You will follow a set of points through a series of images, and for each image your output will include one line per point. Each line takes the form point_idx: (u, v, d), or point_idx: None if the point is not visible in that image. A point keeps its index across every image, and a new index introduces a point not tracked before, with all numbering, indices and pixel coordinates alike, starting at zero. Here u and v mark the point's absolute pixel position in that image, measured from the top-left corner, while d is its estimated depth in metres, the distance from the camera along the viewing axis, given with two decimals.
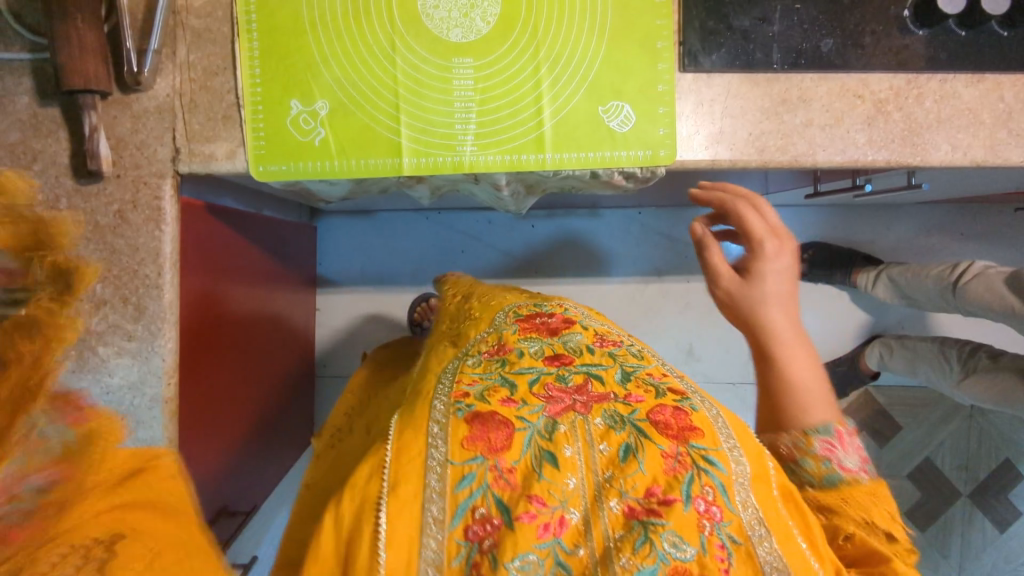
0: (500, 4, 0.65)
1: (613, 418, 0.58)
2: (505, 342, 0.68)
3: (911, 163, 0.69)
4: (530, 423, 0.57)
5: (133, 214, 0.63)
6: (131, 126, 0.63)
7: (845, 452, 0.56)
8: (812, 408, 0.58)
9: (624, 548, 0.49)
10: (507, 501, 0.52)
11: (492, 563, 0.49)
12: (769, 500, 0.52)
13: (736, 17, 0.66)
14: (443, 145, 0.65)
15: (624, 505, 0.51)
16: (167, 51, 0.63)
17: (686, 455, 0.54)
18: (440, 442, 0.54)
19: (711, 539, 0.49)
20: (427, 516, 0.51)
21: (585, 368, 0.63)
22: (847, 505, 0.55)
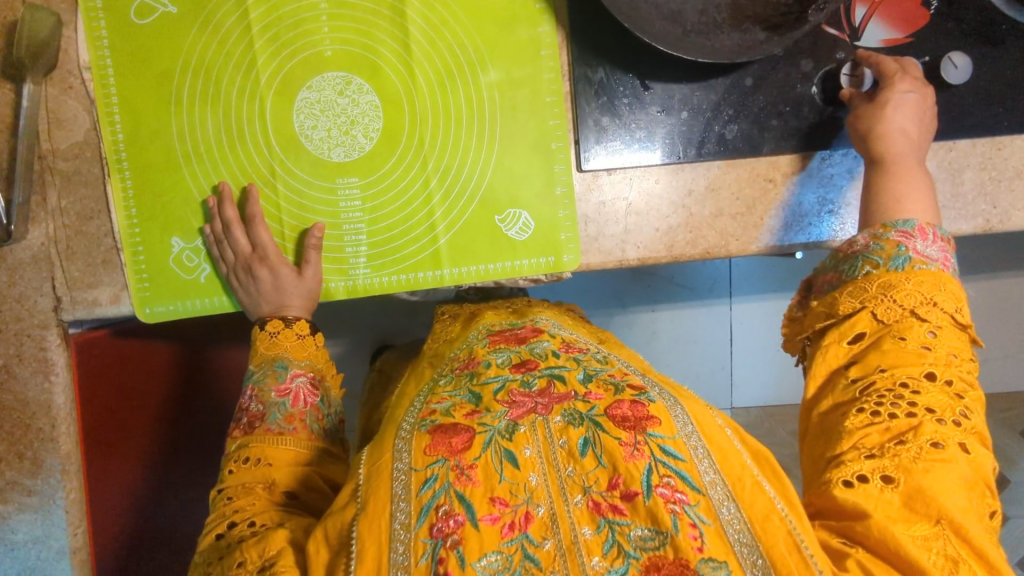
0: (382, 119, 0.62)
1: (573, 415, 0.46)
2: (473, 355, 0.59)
3: (831, 244, 0.66)
4: (491, 426, 0.46)
5: (20, 367, 0.61)
6: (8, 279, 0.60)
7: (925, 242, 0.53)
8: (901, 212, 0.56)
9: (590, 545, 0.40)
10: (471, 497, 0.42)
11: (459, 561, 0.39)
12: (746, 476, 0.43)
13: (631, 114, 0.63)
14: (335, 270, 0.63)
15: (588, 501, 0.42)
16: (37, 198, 0.60)
17: (645, 444, 0.43)
18: (405, 453, 0.45)
19: (681, 521, 0.40)
20: (392, 527, 0.42)
21: (549, 372, 0.52)
22: (913, 287, 0.51)
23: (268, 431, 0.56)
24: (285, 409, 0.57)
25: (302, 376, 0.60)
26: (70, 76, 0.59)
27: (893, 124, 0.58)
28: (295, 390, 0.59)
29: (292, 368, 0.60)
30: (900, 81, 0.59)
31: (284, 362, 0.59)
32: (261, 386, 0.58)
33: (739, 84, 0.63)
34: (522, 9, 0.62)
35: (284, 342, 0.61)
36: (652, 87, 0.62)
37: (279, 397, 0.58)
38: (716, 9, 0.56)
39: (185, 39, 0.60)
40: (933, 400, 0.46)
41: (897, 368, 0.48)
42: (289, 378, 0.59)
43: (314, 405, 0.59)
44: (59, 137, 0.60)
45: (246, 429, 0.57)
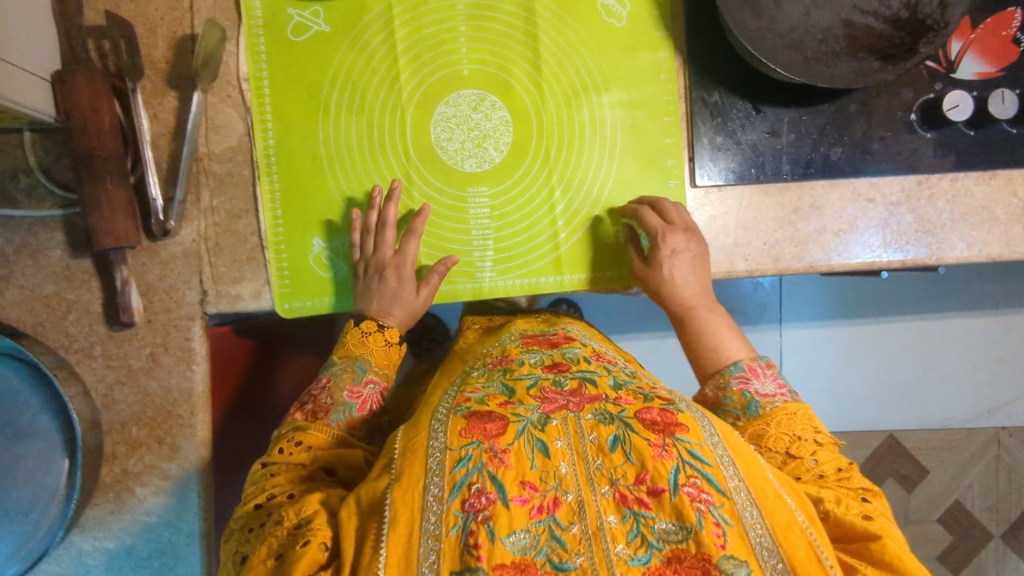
0: (511, 133, 0.66)
1: (604, 414, 0.48)
2: (507, 353, 0.63)
3: (927, 262, 0.69)
4: (525, 416, 0.48)
5: (165, 356, 0.65)
6: (160, 272, 0.65)
7: (760, 382, 0.58)
8: (725, 353, 0.61)
9: (615, 533, 0.41)
10: (502, 478, 0.44)
11: (489, 534, 0.41)
12: (765, 484, 0.45)
13: (744, 134, 0.67)
14: (463, 273, 0.67)
15: (615, 493, 0.43)
16: (191, 197, 0.64)
17: (674, 445, 0.45)
18: (440, 433, 0.47)
19: (705, 518, 0.41)
20: (426, 499, 0.43)
21: (580, 375, 0.56)
22: (774, 429, 0.54)
23: (330, 426, 0.57)
24: (350, 412, 0.58)
25: (375, 382, 0.60)
26: (229, 86, 0.64)
27: (679, 277, 0.62)
28: (366, 395, 0.59)
29: (369, 372, 0.60)
30: (689, 236, 0.62)
31: (364, 364, 0.60)
32: (335, 380, 0.59)
33: (844, 110, 0.67)
34: (642, 36, 0.67)
35: (371, 345, 0.61)
36: (764, 110, 0.66)
37: (349, 399, 0.58)
38: (835, 40, 0.60)
39: (333, 57, 0.65)
40: (843, 494, 0.50)
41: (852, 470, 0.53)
42: (363, 383, 0.59)
43: (378, 413, 0.60)
44: (215, 141, 0.64)
45: (308, 416, 0.57)
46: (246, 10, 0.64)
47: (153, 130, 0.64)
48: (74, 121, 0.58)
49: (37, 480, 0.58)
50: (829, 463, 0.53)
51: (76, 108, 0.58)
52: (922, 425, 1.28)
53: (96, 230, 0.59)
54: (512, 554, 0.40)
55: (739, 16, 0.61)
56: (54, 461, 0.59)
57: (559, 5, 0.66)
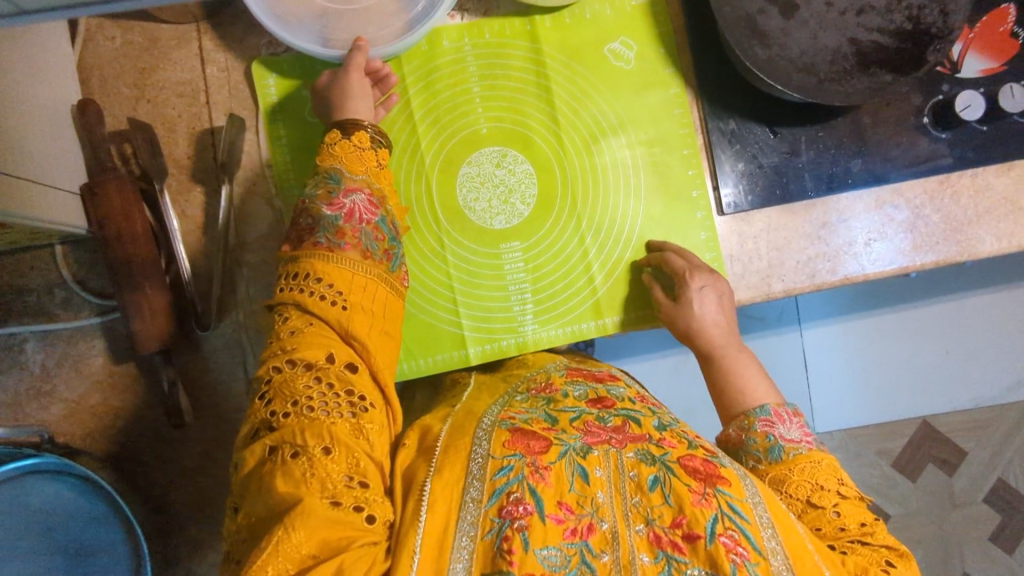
0: (536, 185, 0.67)
1: (646, 454, 0.49)
2: (550, 380, 0.61)
3: (959, 260, 0.69)
4: (568, 442, 0.49)
5: (218, 451, 0.64)
6: (205, 367, 0.64)
7: (786, 426, 0.57)
8: (751, 398, 0.60)
9: (647, 569, 0.43)
10: (541, 492, 0.46)
11: (524, 542, 0.43)
12: (797, 546, 0.46)
13: (765, 157, 0.68)
14: (505, 327, 0.67)
15: (650, 532, 0.45)
16: (228, 289, 0.64)
17: (713, 495, 0.46)
18: (484, 441, 0.49)
19: (740, 572, 0.43)
20: (465, 499, 0.45)
21: (624, 412, 0.54)
22: (798, 476, 0.54)
23: (318, 244, 0.53)
24: (336, 224, 0.54)
25: (356, 192, 0.55)
26: (253, 173, 0.65)
27: (705, 318, 0.62)
28: (349, 207, 0.55)
29: (345, 183, 0.56)
30: (699, 275, 0.63)
31: (336, 175, 0.55)
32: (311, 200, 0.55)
33: (858, 122, 0.68)
34: (653, 75, 0.68)
35: (339, 154, 0.56)
36: (780, 132, 0.67)
37: (330, 212, 0.54)
38: (844, 59, 0.62)
39: None
40: (866, 557, 0.49)
41: (874, 529, 0.52)
42: (342, 194, 0.55)
43: (372, 224, 0.55)
44: (245, 231, 0.64)
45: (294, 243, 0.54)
46: (262, 96, 0.64)
47: (183, 227, 0.64)
48: (107, 231, 0.59)
49: None
50: (855, 520, 0.52)
51: (109, 219, 0.59)
52: (953, 406, 1.26)
53: (139, 335, 0.59)
54: (543, 567, 0.43)
55: (750, 48, 0.62)
56: None
57: (569, 54, 0.67)
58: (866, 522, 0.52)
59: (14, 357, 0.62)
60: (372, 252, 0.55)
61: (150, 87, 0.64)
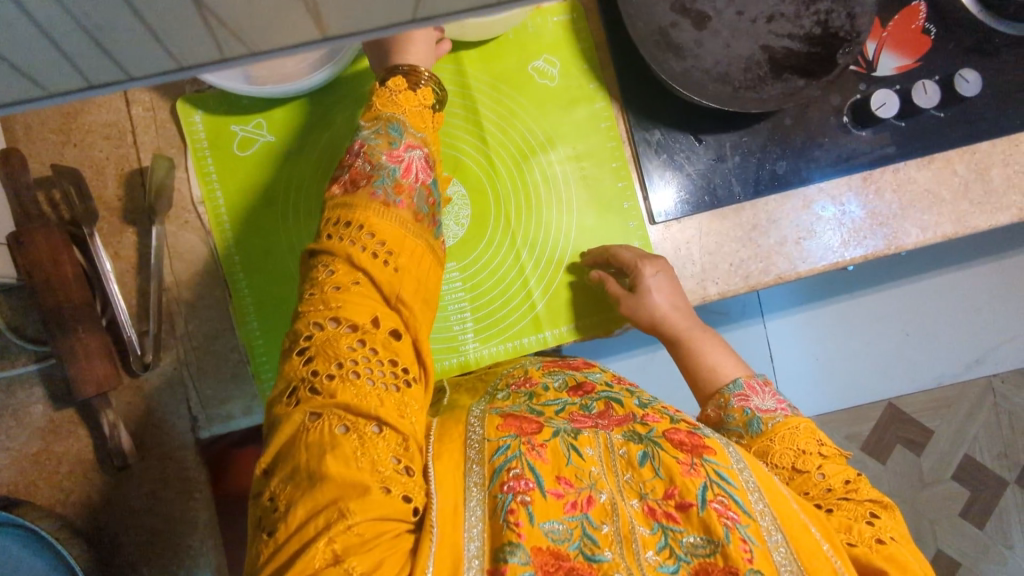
0: (469, 205, 0.68)
1: (633, 435, 0.50)
2: (528, 373, 0.62)
3: (887, 252, 0.71)
4: (557, 425, 0.50)
5: (165, 490, 0.64)
6: (147, 407, 0.64)
7: (760, 398, 0.59)
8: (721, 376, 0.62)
9: (645, 540, 0.44)
10: (540, 470, 0.46)
11: (529, 515, 0.43)
12: (788, 508, 0.45)
13: (691, 165, 0.69)
14: (446, 347, 0.68)
15: (644, 505, 0.46)
16: (165, 327, 0.64)
17: (701, 465, 0.47)
18: (478, 427, 0.49)
19: (732, 534, 0.43)
20: (467, 482, 0.45)
21: (605, 396, 0.57)
22: (779, 446, 0.55)
23: (374, 195, 0.48)
24: (394, 177, 0.49)
25: (415, 147, 0.51)
26: (185, 211, 0.65)
27: (658, 310, 0.63)
28: (407, 161, 0.50)
29: (405, 137, 0.51)
30: (647, 264, 0.64)
31: (398, 125, 0.51)
32: (370, 145, 0.50)
33: (780, 125, 0.70)
34: (577, 91, 0.69)
35: (403, 104, 0.52)
36: (705, 139, 0.69)
37: (390, 162, 0.49)
38: (758, 66, 0.63)
39: (281, 164, 0.66)
40: (852, 511, 0.49)
41: (861, 489, 0.52)
42: (402, 147, 0.50)
43: (425, 184, 0.51)
44: (180, 268, 0.65)
45: (348, 186, 0.49)
46: (189, 134, 0.65)
47: (117, 268, 0.64)
48: (35, 278, 0.59)
49: None
50: (838, 478, 0.53)
51: (37, 266, 0.58)
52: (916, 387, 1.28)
53: (76, 380, 0.59)
54: (548, 540, 0.43)
55: (665, 61, 0.63)
56: None
57: (492, 75, 0.68)
58: (849, 478, 0.53)
59: None
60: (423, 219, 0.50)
61: (75, 131, 0.64)
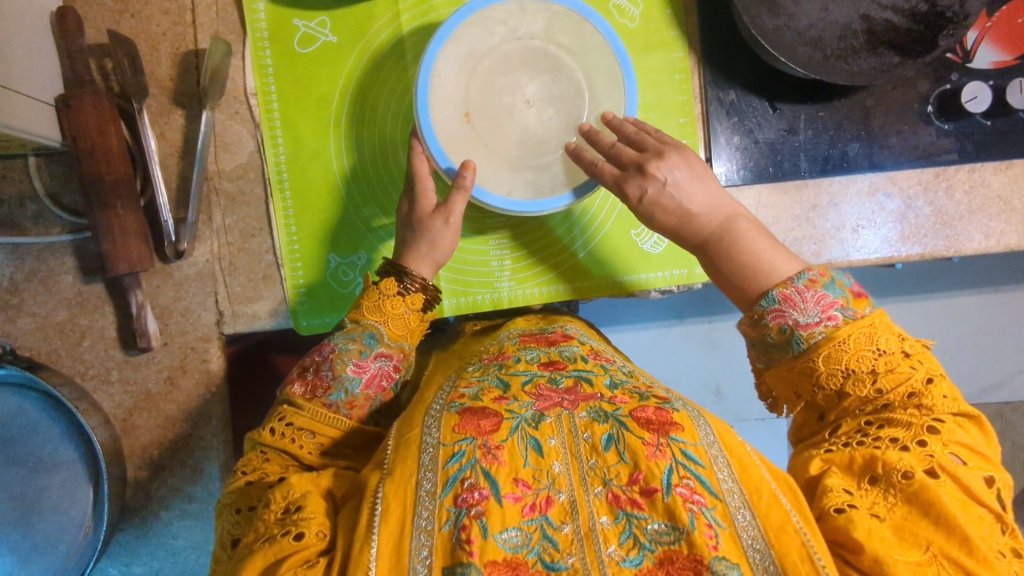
0: None
1: (598, 412, 0.46)
2: (502, 349, 0.58)
3: (945, 255, 0.69)
4: (518, 413, 0.46)
5: (183, 378, 0.64)
6: (175, 294, 0.63)
7: (801, 310, 0.49)
8: (763, 277, 0.52)
9: (607, 534, 0.40)
10: (496, 474, 0.42)
11: (482, 530, 0.39)
12: (765, 491, 0.42)
13: (761, 132, 0.66)
14: (482, 283, 0.67)
15: (608, 493, 0.42)
16: (203, 218, 0.63)
17: (667, 445, 0.43)
18: (433, 428, 0.45)
19: (698, 520, 0.40)
20: (418, 494, 0.42)
21: (576, 372, 0.51)
22: (825, 368, 0.48)
23: (327, 407, 0.51)
24: (351, 391, 0.51)
25: (385, 356, 0.54)
26: (236, 102, 0.63)
27: (675, 198, 0.54)
28: (372, 371, 0.52)
29: (380, 345, 0.54)
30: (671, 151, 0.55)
31: (374, 335, 0.53)
32: (343, 350, 0.52)
33: (860, 104, 0.67)
34: (656, 36, 0.67)
35: (387, 314, 0.54)
36: (781, 108, 0.66)
37: (354, 374, 0.51)
38: (854, 36, 0.60)
39: (343, 69, 0.64)
40: (903, 432, 0.45)
41: (928, 408, 0.46)
42: (371, 357, 0.53)
43: (384, 390, 0.54)
44: (224, 160, 0.63)
45: (308, 391, 0.51)
46: (250, 21, 0.62)
47: (160, 149, 0.62)
48: (80, 146, 0.57)
49: (63, 511, 0.59)
50: (898, 387, 0.47)
51: (83, 134, 0.57)
52: None
53: (110, 255, 0.58)
54: (505, 551, 0.39)
55: (758, 15, 0.60)
56: (81, 493, 0.60)
57: None
58: (913, 389, 0.47)
59: None
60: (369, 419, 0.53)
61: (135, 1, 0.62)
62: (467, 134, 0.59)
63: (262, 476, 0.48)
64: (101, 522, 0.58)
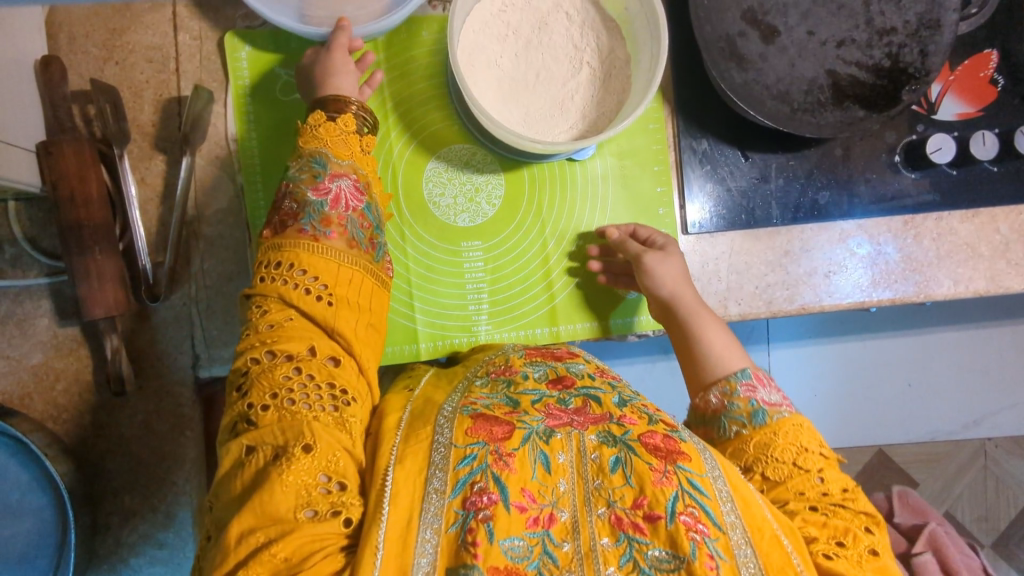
0: (504, 186, 0.67)
1: (607, 436, 0.46)
2: (508, 362, 0.57)
3: (915, 300, 0.70)
4: (530, 426, 0.47)
5: (158, 423, 0.65)
6: (151, 337, 0.64)
7: (768, 391, 0.55)
8: (729, 362, 0.57)
9: (607, 555, 0.41)
10: (506, 481, 0.43)
11: (488, 534, 0.40)
12: (771, 534, 0.44)
13: (733, 180, 0.68)
14: (459, 327, 0.67)
15: (611, 515, 0.42)
16: (181, 261, 0.63)
17: (674, 474, 0.44)
18: (445, 429, 0.46)
19: (700, 549, 0.41)
20: (427, 491, 0.42)
21: (585, 391, 0.52)
22: (783, 441, 0.51)
23: (302, 233, 0.51)
24: (321, 212, 0.52)
25: (342, 177, 0.54)
26: (217, 147, 0.64)
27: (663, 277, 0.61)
28: (335, 192, 0.53)
29: (331, 167, 0.53)
30: (675, 243, 0.64)
31: (321, 159, 0.53)
32: (296, 182, 0.53)
33: (829, 154, 0.69)
34: None
35: (325, 137, 0.54)
36: (752, 156, 0.68)
37: (316, 198, 0.52)
38: (820, 90, 0.62)
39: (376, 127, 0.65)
40: (846, 522, 0.47)
41: (857, 496, 0.50)
42: (328, 179, 0.53)
43: (357, 210, 0.54)
44: (204, 204, 0.64)
45: (277, 228, 0.52)
46: (233, 68, 0.63)
47: (141, 194, 0.63)
48: (60, 192, 0.57)
49: (30, 559, 0.58)
50: (836, 484, 0.50)
51: (63, 180, 0.57)
52: (909, 438, 1.22)
53: (86, 300, 0.58)
54: (507, 559, 0.40)
55: (727, 70, 0.61)
56: (47, 541, 0.59)
57: None
58: (847, 486, 0.50)
59: None
60: (357, 241, 0.53)
61: (119, 49, 0.63)
62: (494, 83, 0.62)
63: (237, 420, 0.46)
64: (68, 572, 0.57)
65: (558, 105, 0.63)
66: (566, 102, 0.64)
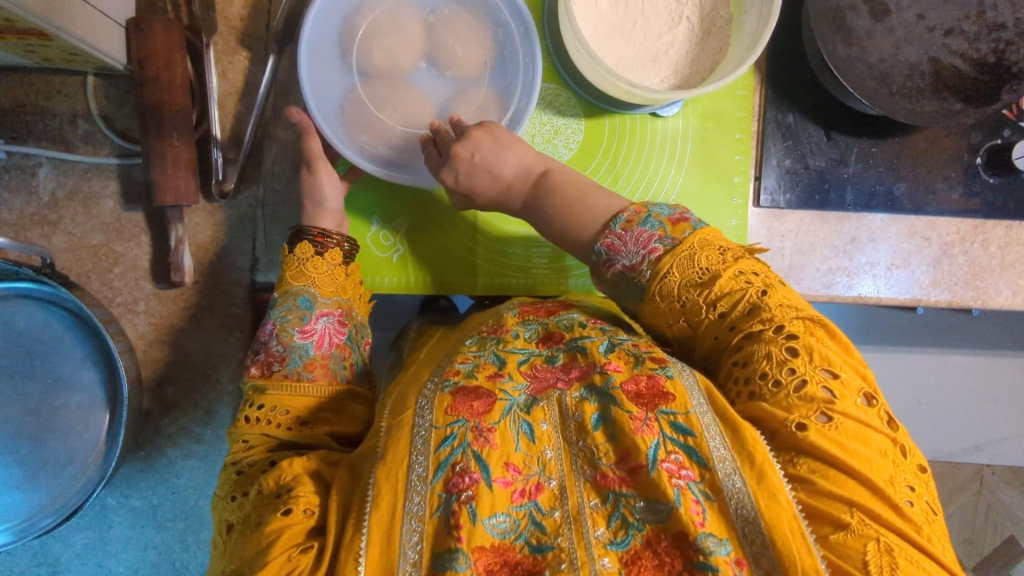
0: (583, 131, 0.67)
1: (591, 390, 0.42)
2: (501, 322, 0.53)
3: (971, 305, 0.69)
4: (512, 396, 0.42)
5: (208, 319, 0.65)
6: (214, 235, 0.64)
7: (625, 253, 0.48)
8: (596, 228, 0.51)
9: (595, 517, 0.38)
10: (487, 458, 0.39)
11: (471, 515, 0.37)
12: (750, 456, 0.38)
13: (814, 158, 0.67)
14: (516, 267, 0.67)
15: (597, 474, 0.39)
16: (253, 161, 0.63)
17: (655, 420, 0.39)
18: (426, 409, 0.41)
19: (684, 495, 0.37)
20: (409, 478, 0.38)
21: (573, 344, 0.47)
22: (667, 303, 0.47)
23: (286, 377, 0.49)
24: (307, 355, 0.51)
25: (327, 315, 0.53)
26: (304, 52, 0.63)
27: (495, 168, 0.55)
28: (319, 332, 0.52)
29: (317, 306, 0.53)
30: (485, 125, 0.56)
31: (308, 298, 0.53)
32: (282, 324, 0.51)
33: (911, 146, 0.68)
34: None
35: (312, 273, 0.54)
36: (835, 138, 0.67)
37: (302, 340, 0.51)
38: (921, 77, 0.60)
39: None
40: (773, 364, 0.42)
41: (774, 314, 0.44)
42: (314, 319, 0.52)
43: (340, 346, 0.53)
44: (281, 106, 0.63)
45: (264, 370, 0.50)
46: None
47: (221, 88, 0.62)
48: (145, 71, 0.56)
49: (76, 432, 0.61)
50: (735, 306, 0.45)
51: (150, 59, 0.56)
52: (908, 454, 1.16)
53: (158, 184, 0.58)
54: (493, 537, 0.37)
55: (832, 43, 0.60)
56: (96, 416, 0.61)
57: None
58: (749, 303, 0.45)
59: (25, 180, 0.62)
60: (338, 377, 0.52)
61: None
62: (591, 25, 0.61)
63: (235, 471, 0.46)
64: (114, 447, 0.58)
65: (650, 56, 0.62)
66: (661, 55, 0.63)
